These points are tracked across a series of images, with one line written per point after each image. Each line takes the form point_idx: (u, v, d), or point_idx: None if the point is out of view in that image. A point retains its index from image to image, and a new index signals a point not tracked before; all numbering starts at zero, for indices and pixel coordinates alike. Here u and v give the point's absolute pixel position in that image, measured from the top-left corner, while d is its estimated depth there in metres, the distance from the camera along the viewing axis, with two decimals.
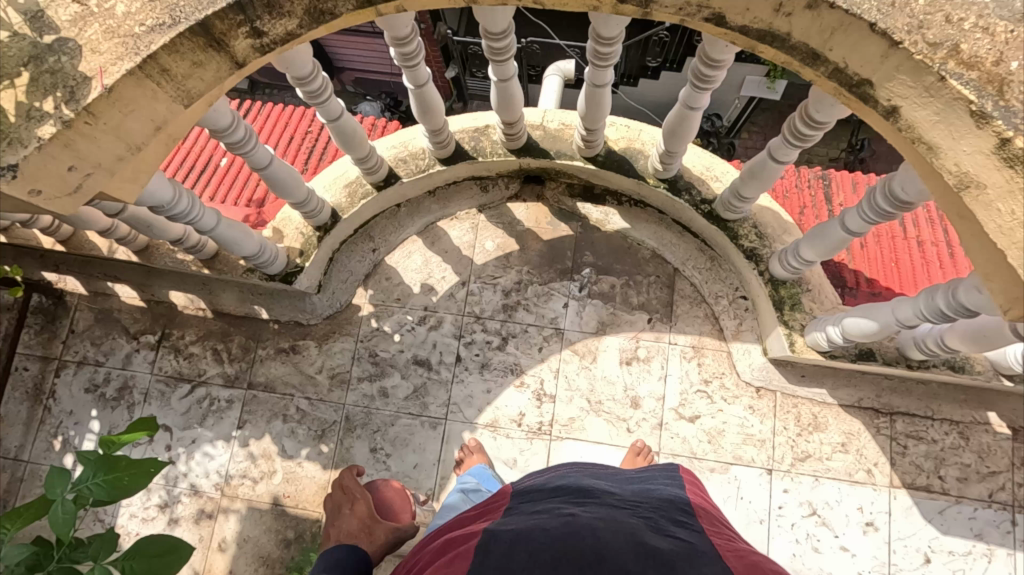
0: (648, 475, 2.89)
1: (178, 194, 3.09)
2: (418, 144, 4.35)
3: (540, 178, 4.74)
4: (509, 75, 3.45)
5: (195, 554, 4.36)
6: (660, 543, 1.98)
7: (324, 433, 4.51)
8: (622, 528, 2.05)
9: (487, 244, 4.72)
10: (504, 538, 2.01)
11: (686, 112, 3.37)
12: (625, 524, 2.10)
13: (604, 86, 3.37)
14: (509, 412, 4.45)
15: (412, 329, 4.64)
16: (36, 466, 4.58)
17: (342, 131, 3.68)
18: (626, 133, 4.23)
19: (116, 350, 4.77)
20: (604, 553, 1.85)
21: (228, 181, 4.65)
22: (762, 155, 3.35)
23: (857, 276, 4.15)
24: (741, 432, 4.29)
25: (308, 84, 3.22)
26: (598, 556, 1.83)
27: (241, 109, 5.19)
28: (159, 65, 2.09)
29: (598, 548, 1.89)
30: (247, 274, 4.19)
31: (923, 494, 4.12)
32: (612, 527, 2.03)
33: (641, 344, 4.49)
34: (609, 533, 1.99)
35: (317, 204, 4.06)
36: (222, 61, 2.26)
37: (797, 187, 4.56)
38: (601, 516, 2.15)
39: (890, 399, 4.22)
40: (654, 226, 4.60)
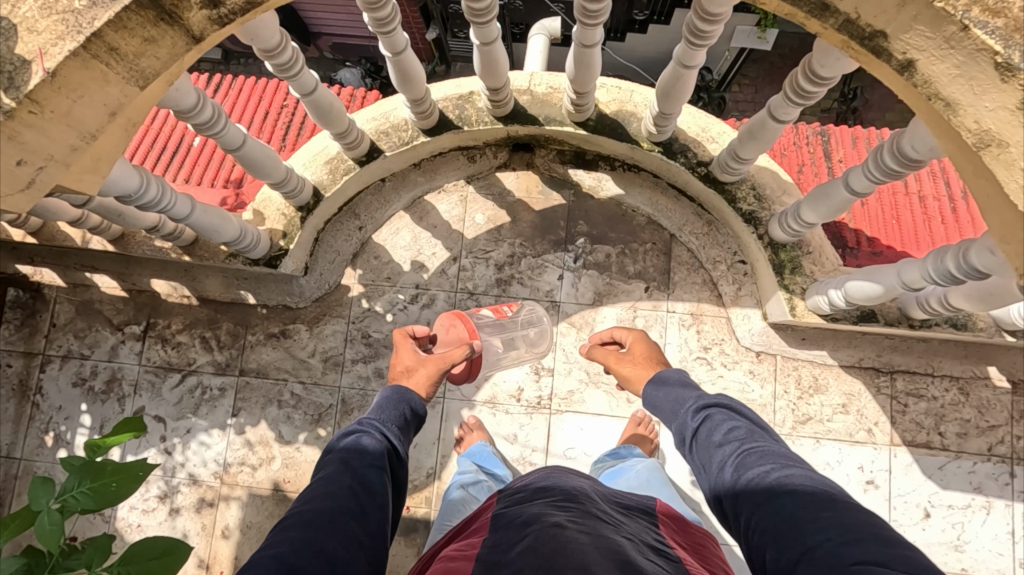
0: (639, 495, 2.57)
1: (146, 181, 2.91)
2: (400, 115, 4.13)
3: (529, 145, 4.55)
4: (493, 37, 3.23)
5: (199, 542, 4.35)
6: (650, 569, 1.76)
7: (321, 417, 4.45)
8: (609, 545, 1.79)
9: (477, 216, 4.57)
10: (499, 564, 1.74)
11: (681, 70, 3.19)
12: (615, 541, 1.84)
13: (593, 46, 3.17)
14: (507, 387, 4.40)
15: (405, 308, 4.52)
16: (30, 463, 4.50)
17: (319, 105, 3.47)
18: (617, 95, 4.03)
19: (100, 342, 4.63)
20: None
21: (203, 162, 4.44)
22: (762, 114, 3.19)
23: (858, 236, 4.05)
24: (741, 397, 4.26)
25: (276, 57, 3.01)
26: None
27: (212, 84, 4.92)
28: (106, 43, 1.89)
29: (585, 565, 1.65)
30: (229, 259, 4.02)
31: (923, 450, 4.14)
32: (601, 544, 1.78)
33: (639, 313, 4.39)
34: (602, 553, 1.73)
35: (297, 183, 3.87)
36: (178, 36, 2.07)
37: (794, 145, 4.41)
38: (591, 529, 1.87)
39: (891, 357, 4.19)
40: (649, 191, 4.45)
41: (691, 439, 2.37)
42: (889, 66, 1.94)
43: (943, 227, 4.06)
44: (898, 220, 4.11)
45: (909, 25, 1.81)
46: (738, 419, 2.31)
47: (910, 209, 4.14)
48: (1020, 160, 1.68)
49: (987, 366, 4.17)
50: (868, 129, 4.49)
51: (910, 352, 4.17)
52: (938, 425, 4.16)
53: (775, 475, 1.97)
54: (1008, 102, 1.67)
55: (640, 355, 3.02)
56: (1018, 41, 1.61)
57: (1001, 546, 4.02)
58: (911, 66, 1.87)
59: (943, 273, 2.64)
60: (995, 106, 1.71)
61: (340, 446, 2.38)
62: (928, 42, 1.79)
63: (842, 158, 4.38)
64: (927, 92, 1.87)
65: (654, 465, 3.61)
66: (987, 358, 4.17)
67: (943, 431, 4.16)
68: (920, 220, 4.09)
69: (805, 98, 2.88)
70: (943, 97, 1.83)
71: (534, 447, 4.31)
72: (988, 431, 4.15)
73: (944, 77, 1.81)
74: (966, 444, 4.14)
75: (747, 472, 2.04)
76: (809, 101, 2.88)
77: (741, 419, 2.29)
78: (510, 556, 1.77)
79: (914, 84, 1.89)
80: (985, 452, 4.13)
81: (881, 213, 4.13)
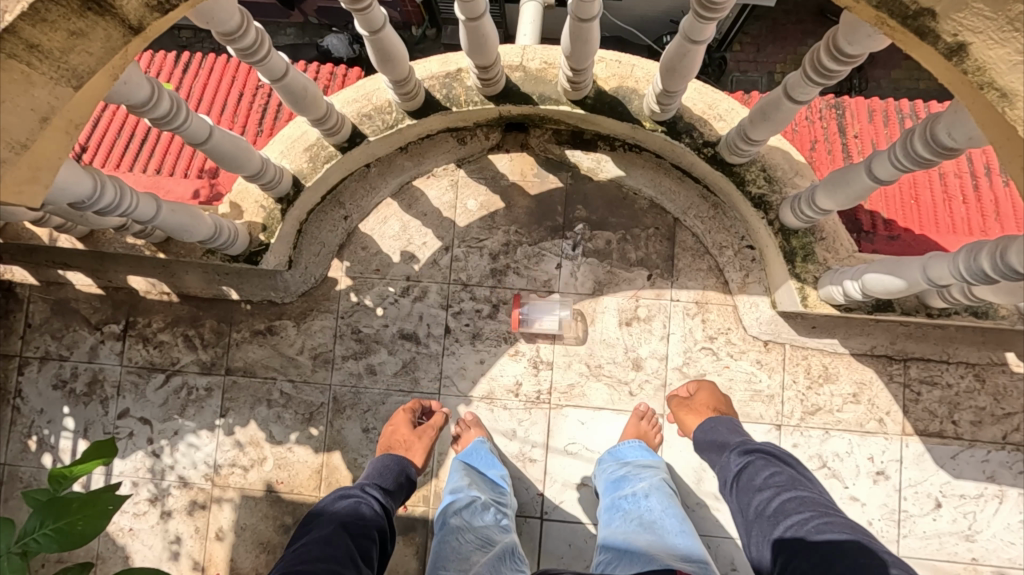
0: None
1: (99, 184, 2.70)
2: (383, 96, 3.82)
3: (523, 125, 4.26)
4: (480, 12, 2.93)
5: (193, 545, 4.25)
6: None
7: (312, 416, 4.29)
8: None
9: (469, 203, 4.31)
10: None
11: (688, 46, 2.89)
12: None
13: (592, 20, 2.87)
14: (505, 381, 4.22)
15: (395, 302, 4.31)
16: (15, 468, 4.37)
17: (292, 91, 3.18)
18: (617, 70, 3.72)
19: (79, 342, 4.42)
20: None
21: (175, 151, 4.15)
22: (777, 92, 2.91)
23: (873, 218, 3.81)
24: (748, 388, 4.09)
25: (238, 40, 2.73)
26: None
27: (181, 62, 4.58)
28: (23, 39, 1.64)
29: None
30: (206, 256, 3.77)
31: (936, 440, 4.01)
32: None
33: (641, 303, 4.19)
34: None
35: (274, 173, 3.60)
36: (112, 27, 1.80)
37: (807, 119, 4.13)
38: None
39: (905, 345, 4.00)
40: (652, 172, 4.18)
41: (734, 484, 2.77)
42: (934, 50, 1.67)
43: (964, 208, 3.81)
44: (917, 200, 3.85)
45: None
46: (781, 468, 2.69)
47: (930, 188, 3.88)
48: None
49: (1005, 352, 3.99)
50: (886, 100, 4.19)
51: (925, 339, 3.98)
52: (951, 414, 4.02)
53: (814, 524, 2.32)
54: None
55: (698, 403, 3.61)
56: None
57: (1012, 534, 3.94)
58: (963, 49, 1.60)
59: (976, 273, 2.43)
60: None
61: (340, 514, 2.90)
62: (986, 22, 1.54)
63: (858, 132, 4.09)
64: (978, 81, 1.61)
65: (664, 492, 3.45)
66: (1006, 343, 3.98)
67: (957, 419, 4.01)
68: (940, 200, 3.84)
69: (827, 77, 2.60)
70: (999, 86, 1.57)
71: (534, 443, 4.16)
72: (1003, 419, 4.00)
73: (1002, 64, 1.56)
74: (980, 432, 4.00)
75: (784, 519, 2.42)
76: (831, 81, 2.61)
77: (782, 467, 2.69)
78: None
79: (964, 71, 1.62)
80: (999, 440, 4.00)
81: (899, 193, 3.87)
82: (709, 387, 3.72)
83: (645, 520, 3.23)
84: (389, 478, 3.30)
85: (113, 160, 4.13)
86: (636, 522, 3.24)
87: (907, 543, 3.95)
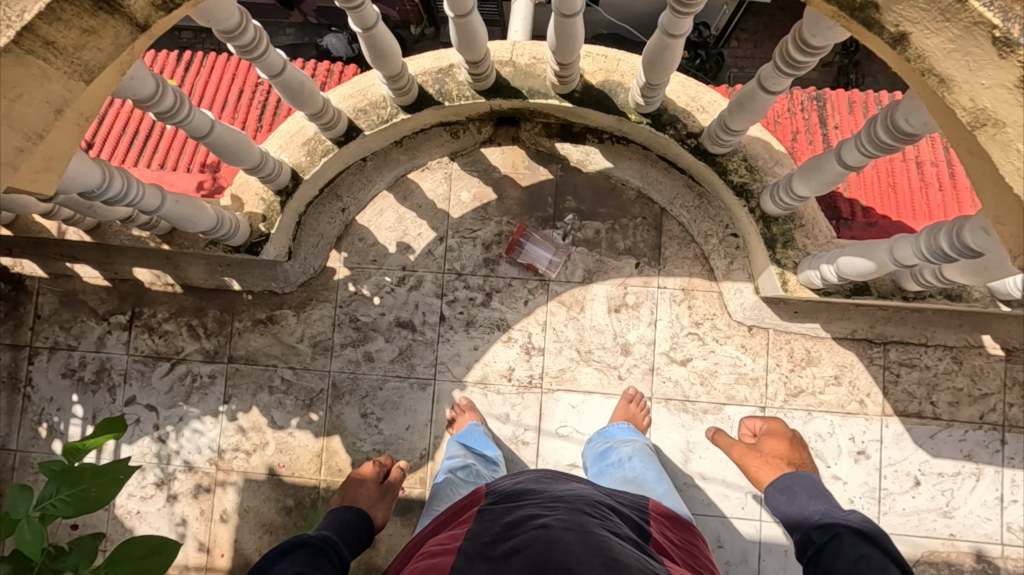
0: (625, 497, 2.83)
1: (109, 175, 2.87)
2: (377, 91, 3.97)
3: (514, 119, 4.40)
4: (468, 9, 3.06)
5: (199, 526, 4.40)
6: (628, 558, 2.05)
7: (313, 401, 4.44)
8: (591, 540, 2.09)
9: (462, 194, 4.45)
10: (527, 539, 2.09)
11: (666, 40, 3.02)
12: (597, 536, 2.14)
13: (575, 16, 3.00)
14: (498, 366, 4.37)
15: (392, 291, 4.46)
16: (26, 454, 4.52)
17: (289, 85, 3.32)
18: (603, 64, 3.85)
19: (87, 333, 4.58)
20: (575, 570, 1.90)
21: (178, 146, 4.31)
22: (751, 84, 3.04)
23: (853, 206, 3.94)
24: (733, 371, 4.23)
25: (238, 38, 2.87)
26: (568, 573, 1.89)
27: (182, 61, 4.73)
28: (40, 37, 1.77)
29: (569, 565, 1.93)
30: (209, 248, 3.91)
31: (915, 420, 4.15)
32: (583, 540, 2.08)
33: (630, 290, 4.33)
34: (580, 549, 2.02)
35: (273, 166, 3.74)
36: (120, 25, 1.93)
37: (789, 111, 4.26)
38: (572, 526, 2.18)
39: (884, 328, 4.14)
40: (639, 163, 4.32)
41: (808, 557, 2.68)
42: (880, 40, 1.81)
43: (940, 195, 3.94)
44: (894, 188, 3.99)
45: None
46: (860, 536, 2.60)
47: (907, 176, 4.01)
48: (1017, 141, 1.60)
49: (981, 335, 4.12)
50: (866, 92, 4.32)
51: (903, 323, 4.12)
52: (930, 395, 4.16)
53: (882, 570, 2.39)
54: (1006, 79, 1.57)
55: (772, 452, 3.61)
56: (1018, 12, 1.52)
57: (989, 511, 4.09)
58: (904, 39, 1.74)
59: (936, 252, 2.69)
60: (991, 83, 1.61)
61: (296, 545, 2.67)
62: (922, 14, 1.67)
63: (838, 124, 4.22)
64: (920, 67, 1.74)
65: (646, 454, 3.68)
66: (982, 327, 4.12)
67: (935, 400, 4.16)
68: (917, 188, 3.97)
69: (796, 68, 2.75)
70: (938, 72, 1.71)
71: (527, 426, 4.30)
72: (980, 400, 4.15)
73: (939, 52, 1.69)
74: (958, 413, 4.15)
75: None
76: (801, 71, 2.75)
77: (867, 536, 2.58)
78: (487, 550, 2.09)
79: (906, 58, 1.76)
80: (976, 420, 4.14)
81: (877, 181, 4.01)
82: (780, 429, 3.78)
83: (628, 476, 3.43)
84: (350, 531, 3.15)
85: (118, 155, 4.28)
86: (618, 479, 3.44)
87: (887, 520, 4.10)
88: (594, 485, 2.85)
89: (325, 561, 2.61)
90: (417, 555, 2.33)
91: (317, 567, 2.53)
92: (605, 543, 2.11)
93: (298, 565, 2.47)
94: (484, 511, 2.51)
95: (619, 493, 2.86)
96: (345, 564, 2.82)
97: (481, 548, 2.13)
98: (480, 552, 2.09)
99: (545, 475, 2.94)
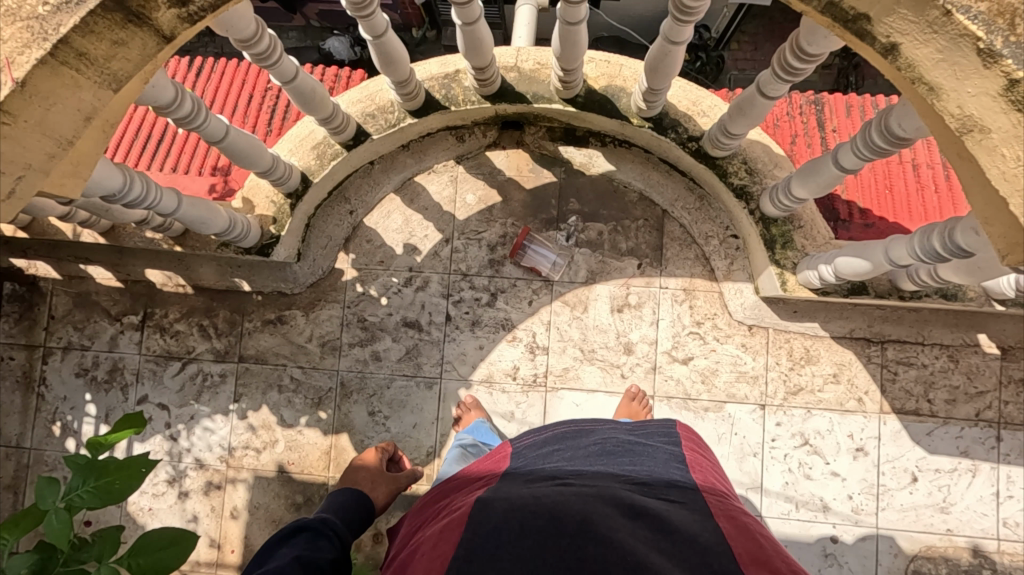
0: (654, 429, 3.06)
1: (128, 179, 2.99)
2: (385, 97, 4.06)
3: (518, 123, 4.49)
4: (475, 17, 3.15)
5: (210, 523, 4.49)
6: (645, 505, 2.22)
7: (321, 400, 4.53)
8: (608, 495, 2.26)
9: (468, 197, 4.54)
10: (546, 497, 2.26)
11: (668, 47, 3.11)
12: (614, 491, 2.31)
13: (578, 23, 3.08)
14: (503, 366, 4.46)
15: (399, 291, 4.55)
16: (40, 452, 4.61)
17: (301, 91, 3.41)
18: (605, 69, 3.94)
19: (99, 333, 4.67)
20: (591, 519, 2.06)
21: (190, 150, 4.41)
22: (751, 89, 3.13)
23: (850, 208, 4.03)
24: (733, 370, 4.32)
25: (253, 46, 2.97)
26: (585, 521, 2.05)
27: (194, 66, 4.83)
28: (74, 49, 1.85)
29: (585, 513, 2.10)
30: (221, 249, 3.99)
31: (912, 417, 4.24)
32: (600, 494, 2.26)
33: (632, 290, 4.42)
34: (593, 502, 2.19)
35: (284, 170, 3.84)
36: (147, 37, 2.02)
37: (787, 115, 4.35)
38: (591, 486, 2.36)
39: (882, 327, 4.22)
40: (641, 166, 4.41)
41: None
42: (872, 49, 1.90)
43: (936, 196, 4.03)
44: (891, 190, 4.07)
45: (892, 8, 1.77)
46: None
47: (903, 178, 4.10)
48: (1001, 146, 1.69)
49: (977, 334, 4.21)
50: (863, 96, 4.41)
51: (901, 322, 4.20)
52: (927, 393, 4.24)
53: None
54: (990, 88, 1.66)
55: None
56: (1002, 25, 1.59)
57: (985, 506, 4.17)
58: (895, 49, 1.83)
59: (929, 252, 2.80)
60: (978, 92, 1.69)
61: (294, 529, 2.78)
62: (911, 26, 1.76)
63: (836, 127, 4.31)
64: (910, 76, 1.83)
65: None
66: (978, 326, 4.20)
67: (932, 398, 4.24)
68: (913, 190, 4.06)
69: (793, 74, 2.84)
70: (927, 81, 1.80)
71: (531, 424, 4.39)
72: (977, 397, 4.23)
73: (927, 62, 1.78)
74: (955, 410, 4.23)
75: None
76: (797, 77, 2.85)
77: None
78: (508, 499, 2.29)
79: (897, 67, 1.85)
80: (972, 417, 4.22)
81: (874, 183, 4.10)
82: None
83: None
84: (349, 512, 3.25)
85: (132, 159, 4.38)
86: None
87: (885, 516, 4.18)
88: (621, 426, 3.13)
89: (325, 541, 2.75)
90: (444, 515, 2.54)
91: (316, 548, 2.63)
92: (623, 496, 2.28)
93: (297, 549, 2.57)
94: (505, 474, 2.75)
95: (647, 423, 3.13)
96: (345, 543, 2.95)
97: (503, 498, 2.34)
98: (501, 500, 2.29)
99: (571, 427, 3.18)
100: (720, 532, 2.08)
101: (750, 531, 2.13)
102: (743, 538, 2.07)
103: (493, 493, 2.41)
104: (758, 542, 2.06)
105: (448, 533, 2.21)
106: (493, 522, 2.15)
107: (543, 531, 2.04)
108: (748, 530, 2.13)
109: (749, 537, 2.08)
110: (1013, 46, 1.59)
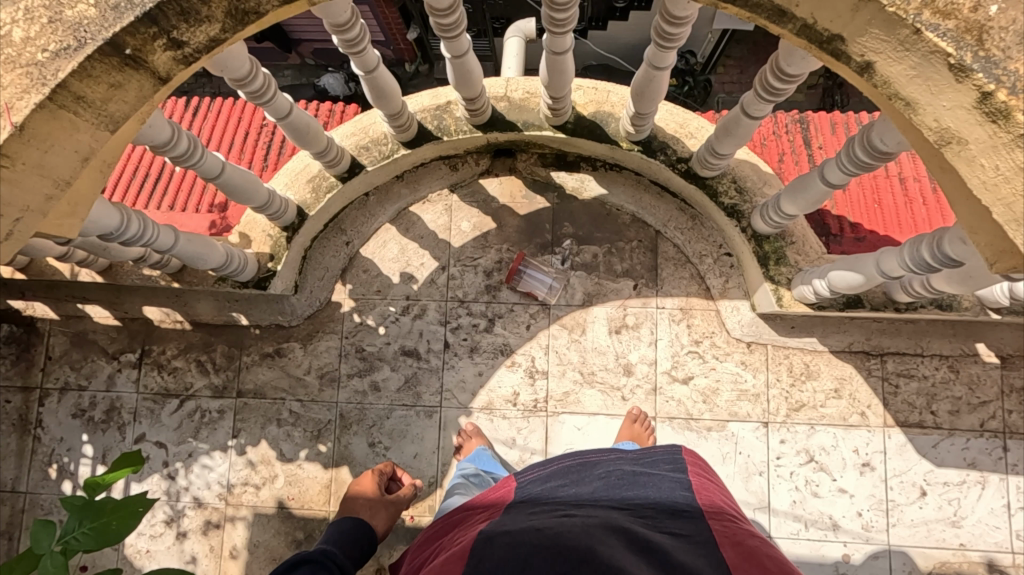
0: (660, 456, 3.03)
1: (125, 218, 3.04)
2: (379, 129, 4.13)
3: (510, 150, 4.57)
4: (464, 50, 3.21)
5: (209, 564, 4.38)
6: (649, 536, 2.21)
7: (321, 432, 4.48)
8: (612, 527, 2.24)
9: (463, 224, 4.59)
10: (550, 530, 2.22)
11: (652, 72, 3.18)
12: (619, 524, 2.29)
13: (564, 53, 3.15)
14: (502, 392, 4.43)
15: (396, 320, 4.55)
16: (36, 495, 4.53)
17: (295, 126, 3.47)
18: (593, 96, 4.02)
19: (97, 372, 4.65)
20: (596, 549, 2.04)
21: (187, 187, 4.48)
22: (734, 111, 3.20)
23: (841, 222, 4.07)
24: (735, 388, 4.30)
25: (249, 84, 3.04)
26: (589, 552, 2.03)
27: (190, 106, 4.93)
28: (72, 92, 1.88)
29: (591, 545, 2.08)
30: (218, 283, 4.02)
31: (917, 430, 4.21)
32: (604, 526, 2.24)
33: (629, 311, 4.43)
34: (592, 533, 2.17)
35: (281, 204, 3.88)
36: (145, 79, 2.06)
37: (774, 134, 4.44)
38: (595, 518, 2.33)
39: (880, 340, 4.23)
40: (632, 188, 4.47)
41: None
42: (849, 67, 1.96)
43: (925, 209, 4.07)
44: (879, 204, 4.13)
45: (864, 29, 1.82)
46: None
47: (891, 192, 4.16)
48: (980, 157, 1.74)
49: (976, 343, 4.22)
50: (847, 114, 4.51)
51: (898, 334, 4.21)
52: (929, 404, 4.23)
53: None
54: (964, 101, 1.70)
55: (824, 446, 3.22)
56: (970, 41, 1.64)
57: (997, 519, 4.11)
58: (870, 67, 1.89)
59: (920, 262, 2.83)
60: (952, 105, 1.74)
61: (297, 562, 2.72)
62: (883, 45, 1.81)
63: (822, 144, 4.40)
64: (887, 92, 1.90)
65: None
66: (976, 335, 4.21)
67: (935, 409, 4.22)
68: (902, 204, 4.11)
69: (776, 94, 2.91)
70: (903, 96, 1.86)
71: (532, 450, 4.33)
72: (979, 407, 4.21)
73: (902, 79, 1.83)
74: (959, 421, 4.21)
75: None
76: (780, 96, 2.92)
77: None
78: (510, 531, 2.27)
79: (874, 84, 1.92)
80: (977, 428, 4.20)
81: (863, 198, 4.15)
82: None
83: None
84: (349, 541, 3.22)
85: (129, 199, 4.43)
86: None
87: (897, 532, 4.12)
88: (627, 454, 3.10)
89: None
90: (447, 550, 2.48)
91: None
92: (629, 529, 2.25)
93: None
94: (510, 506, 2.73)
95: (652, 450, 3.10)
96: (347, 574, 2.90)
97: (501, 530, 2.30)
98: (502, 533, 2.27)
99: (574, 458, 3.14)
100: (723, 562, 2.05)
101: (755, 556, 2.10)
102: (746, 565, 2.04)
103: (495, 526, 2.37)
104: (762, 566, 2.03)
105: (448, 567, 2.17)
106: (492, 553, 2.13)
107: (545, 562, 2.01)
108: (753, 555, 2.10)
109: (754, 562, 2.05)
110: (982, 61, 1.63)
